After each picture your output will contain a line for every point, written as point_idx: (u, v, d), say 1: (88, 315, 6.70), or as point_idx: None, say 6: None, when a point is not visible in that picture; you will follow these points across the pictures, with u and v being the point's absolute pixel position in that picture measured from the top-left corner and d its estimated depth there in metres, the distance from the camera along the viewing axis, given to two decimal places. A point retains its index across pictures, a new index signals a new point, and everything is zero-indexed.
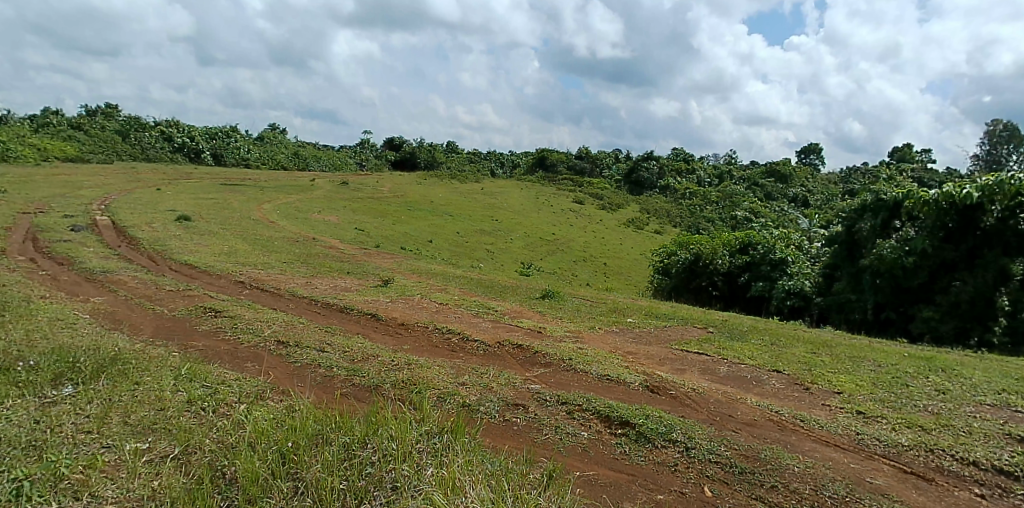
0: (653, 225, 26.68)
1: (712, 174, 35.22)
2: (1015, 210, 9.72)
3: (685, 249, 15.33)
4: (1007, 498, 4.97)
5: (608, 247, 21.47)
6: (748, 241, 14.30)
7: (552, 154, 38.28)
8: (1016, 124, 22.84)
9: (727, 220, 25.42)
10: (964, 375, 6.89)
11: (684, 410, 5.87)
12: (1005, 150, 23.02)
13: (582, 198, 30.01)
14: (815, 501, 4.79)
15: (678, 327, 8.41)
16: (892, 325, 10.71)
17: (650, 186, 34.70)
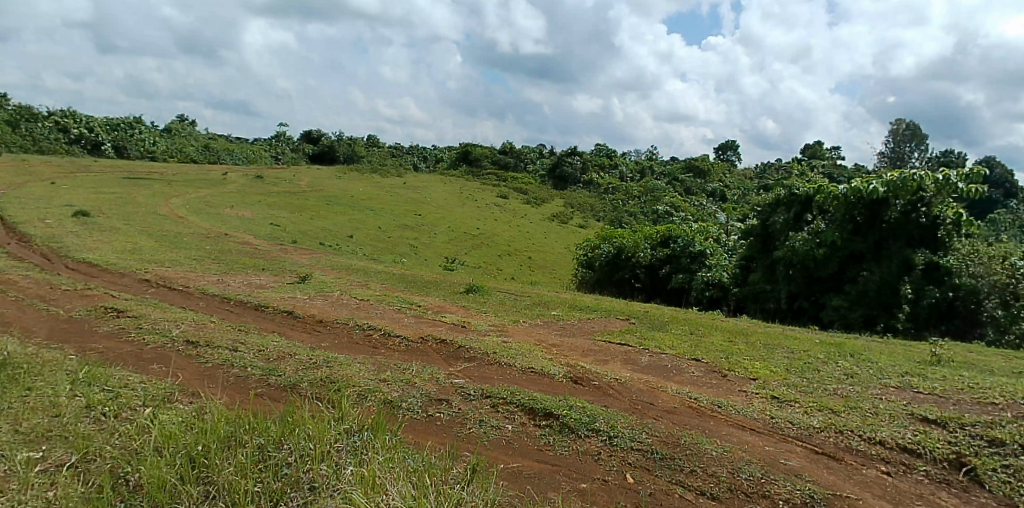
0: (577, 220, 27.02)
1: (634, 170, 35.81)
2: (916, 204, 10.43)
3: (608, 242, 15.50)
4: (910, 474, 5.29)
5: (532, 241, 21.61)
6: (669, 234, 14.61)
7: (477, 149, 38.12)
8: (918, 124, 24.33)
9: (649, 215, 25.86)
10: (871, 360, 7.26)
11: (606, 400, 5.94)
12: (908, 148, 24.50)
13: (506, 193, 30.10)
14: (733, 483, 4.94)
15: (602, 319, 8.53)
16: (804, 313, 11.29)
17: (574, 182, 34.82)
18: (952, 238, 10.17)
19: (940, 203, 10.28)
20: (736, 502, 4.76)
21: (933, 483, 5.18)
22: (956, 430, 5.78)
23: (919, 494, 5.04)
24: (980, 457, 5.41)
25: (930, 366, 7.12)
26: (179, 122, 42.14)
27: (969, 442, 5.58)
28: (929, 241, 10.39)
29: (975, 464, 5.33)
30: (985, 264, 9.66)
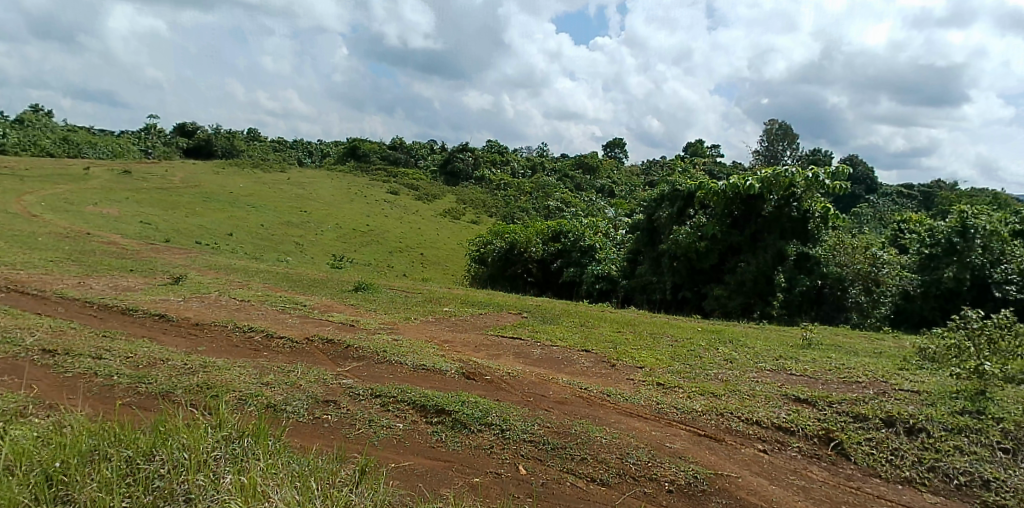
0: (470, 216, 27.02)
1: (526, 166, 35.65)
2: (788, 199, 11.15)
3: (500, 238, 15.46)
4: (785, 451, 5.68)
5: (424, 237, 21.43)
6: (560, 229, 14.83)
7: (367, 144, 37.25)
8: (789, 124, 26.00)
9: (541, 210, 25.73)
10: (748, 345, 7.74)
11: (499, 394, 6.00)
12: (780, 147, 26.32)
13: (398, 189, 29.53)
14: (621, 469, 5.12)
15: (494, 314, 8.62)
16: (688, 302, 11.94)
17: (465, 177, 34.45)
18: (820, 231, 11.10)
19: (809, 197, 11.08)
20: (625, 487, 4.94)
21: (804, 458, 5.59)
22: (824, 408, 6.27)
23: (793, 469, 5.42)
24: (846, 431, 5.90)
25: (801, 349, 7.68)
26: (36, 113, 38.41)
27: (836, 418, 6.06)
28: (800, 233, 11.24)
29: (842, 438, 5.80)
30: (850, 254, 10.70)
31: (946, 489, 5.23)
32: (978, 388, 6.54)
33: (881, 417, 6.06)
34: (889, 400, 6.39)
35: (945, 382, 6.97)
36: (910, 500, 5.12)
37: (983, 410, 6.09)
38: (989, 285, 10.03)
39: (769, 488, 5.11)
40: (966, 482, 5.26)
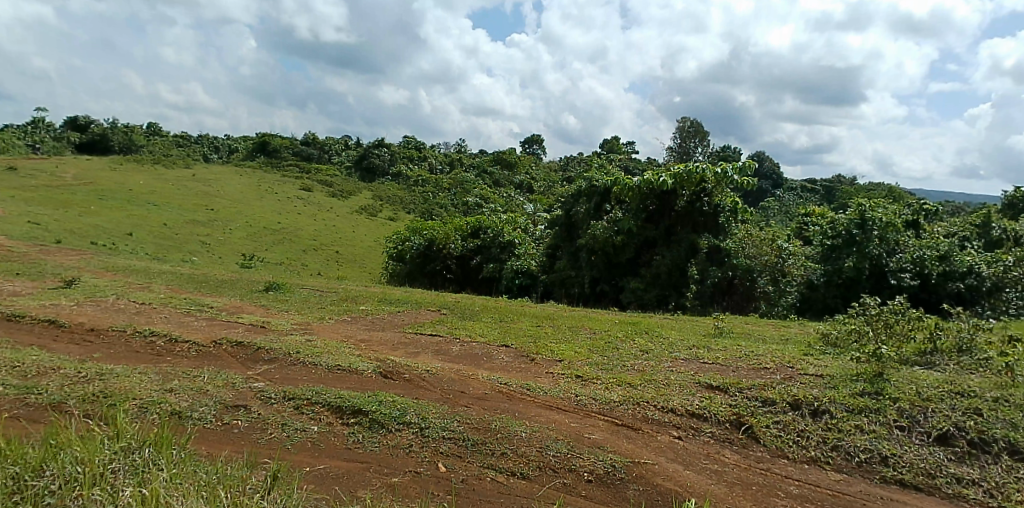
0: (387, 212, 26.64)
1: (444, 162, 35.90)
2: (699, 195, 11.81)
3: (418, 236, 15.36)
4: (699, 436, 5.91)
5: (339, 235, 21.07)
6: (479, 225, 14.86)
7: (276, 141, 35.46)
8: (700, 122, 27.13)
9: (459, 206, 25.58)
10: (663, 335, 8.03)
11: (417, 392, 5.97)
12: (692, 144, 27.30)
13: (310, 185, 28.59)
14: (540, 462, 5.20)
15: (412, 312, 8.58)
16: (606, 296, 12.27)
17: (382, 173, 33.71)
18: (730, 224, 11.79)
19: (718, 193, 11.76)
20: (545, 479, 5.01)
21: (716, 443, 5.83)
22: (735, 394, 6.55)
23: (706, 454, 5.64)
24: (755, 415, 6.19)
25: (712, 338, 8.01)
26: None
27: (746, 403, 6.35)
28: (711, 227, 11.89)
29: (751, 422, 6.08)
30: (757, 246, 11.38)
31: (849, 467, 5.57)
32: (876, 370, 6.93)
33: (788, 401, 6.39)
34: (796, 384, 6.74)
35: (846, 365, 7.38)
36: (816, 478, 5.41)
37: (881, 390, 6.51)
38: (885, 272, 10.71)
39: (685, 473, 5.30)
40: (866, 459, 5.62)
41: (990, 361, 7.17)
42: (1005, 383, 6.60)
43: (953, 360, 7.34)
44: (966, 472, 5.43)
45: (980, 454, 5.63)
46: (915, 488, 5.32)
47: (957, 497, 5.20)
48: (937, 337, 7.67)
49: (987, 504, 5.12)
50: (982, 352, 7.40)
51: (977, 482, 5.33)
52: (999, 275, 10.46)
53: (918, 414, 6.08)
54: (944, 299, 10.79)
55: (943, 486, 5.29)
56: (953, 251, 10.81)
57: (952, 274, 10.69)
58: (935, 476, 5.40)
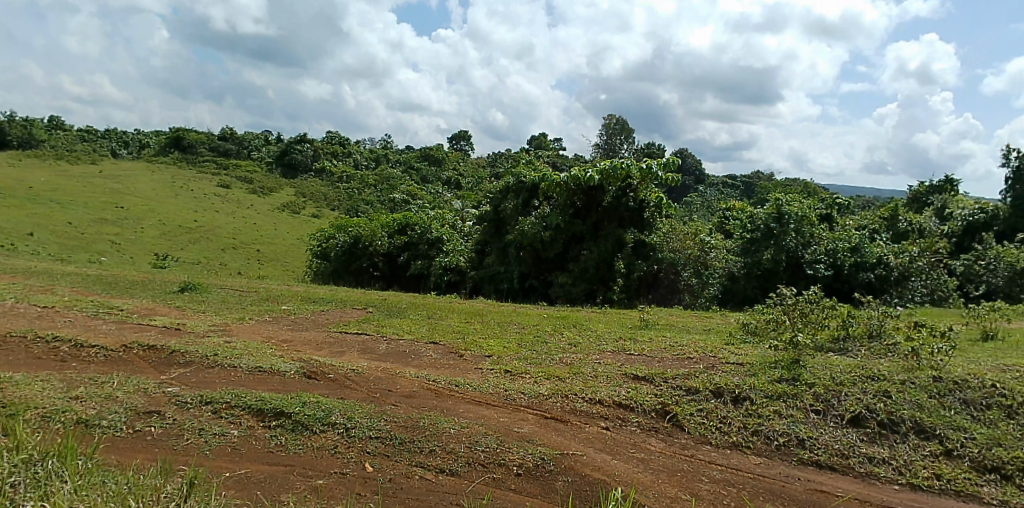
0: (310, 209, 25.98)
1: (369, 158, 34.96)
2: (625, 190, 12.10)
3: (343, 233, 14.94)
4: (626, 426, 6.07)
5: (261, 233, 20.49)
6: (406, 222, 14.69)
7: (190, 136, 33.70)
8: (625, 119, 27.75)
9: (385, 203, 25.24)
10: (590, 328, 8.25)
11: (342, 392, 5.90)
12: (618, 140, 27.96)
13: (229, 182, 27.53)
14: (470, 457, 5.21)
15: (337, 311, 8.50)
16: (534, 291, 12.46)
17: (305, 169, 32.73)
18: (654, 218, 12.21)
19: (643, 188, 12.12)
20: (474, 475, 5.03)
21: (643, 432, 6.00)
22: (660, 384, 6.74)
23: (633, 443, 5.80)
24: (679, 404, 6.39)
25: (639, 330, 8.25)
26: None
27: (671, 393, 6.55)
28: (637, 221, 12.29)
29: (676, 411, 6.28)
30: (682, 240, 11.85)
31: (769, 450, 5.82)
32: (792, 357, 7.26)
33: (710, 389, 6.62)
34: (718, 373, 6.99)
35: (765, 352, 7.72)
36: (737, 463, 5.63)
37: (798, 376, 6.83)
38: (800, 264, 11.19)
39: (613, 462, 5.43)
40: (784, 442, 5.89)
41: (898, 346, 7.58)
42: (911, 366, 7.03)
43: (864, 346, 7.76)
44: (876, 452, 5.77)
45: (889, 434, 5.99)
46: (830, 468, 5.61)
47: (868, 475, 5.52)
48: (849, 324, 8.07)
49: (895, 480, 5.46)
50: (890, 337, 7.83)
51: (887, 460, 5.67)
52: (904, 265, 11.33)
53: (832, 398, 6.42)
54: (855, 289, 11.40)
55: (855, 465, 5.62)
56: (863, 243, 11.41)
57: (863, 265, 11.26)
58: (848, 456, 5.72)
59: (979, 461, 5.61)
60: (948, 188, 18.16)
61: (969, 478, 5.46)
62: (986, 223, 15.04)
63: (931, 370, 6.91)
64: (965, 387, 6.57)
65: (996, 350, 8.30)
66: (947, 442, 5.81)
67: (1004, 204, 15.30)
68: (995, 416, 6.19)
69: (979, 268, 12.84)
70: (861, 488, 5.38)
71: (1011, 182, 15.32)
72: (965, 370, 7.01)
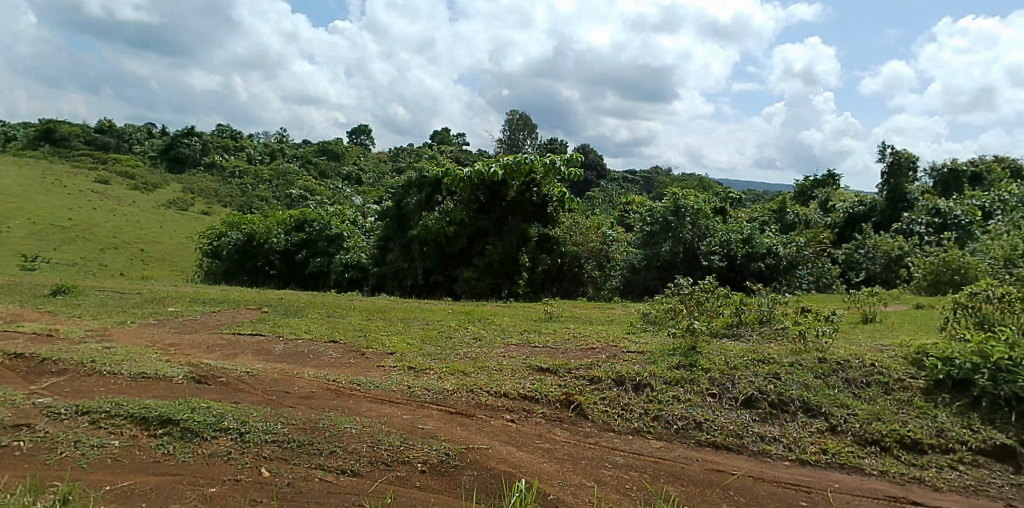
0: (200, 206, 24.73)
1: (263, 153, 33.89)
2: (529, 185, 12.32)
3: (236, 230, 14.50)
4: (530, 417, 6.17)
5: (144, 231, 19.39)
6: (303, 219, 14.44)
7: (64, 129, 31.07)
8: (528, 115, 28.60)
9: (282, 199, 24.18)
10: (495, 323, 8.41)
11: (236, 396, 5.74)
12: (521, 136, 28.60)
13: (108, 177, 25.69)
14: (372, 457, 5.13)
15: (230, 312, 8.24)
16: (439, 286, 12.55)
17: (194, 163, 31.13)
18: (558, 213, 12.41)
19: (547, 183, 12.41)
20: (376, 474, 4.95)
21: (548, 422, 6.12)
22: (564, 375, 6.89)
23: (538, 434, 5.89)
24: (583, 394, 6.56)
25: (543, 322, 8.46)
26: None
27: (575, 383, 6.70)
28: (541, 216, 12.45)
29: (580, 400, 6.44)
30: (583, 234, 12.12)
31: (668, 434, 6.07)
32: (689, 344, 7.59)
33: (613, 378, 6.83)
34: (619, 361, 7.23)
35: (665, 340, 8.05)
36: (639, 448, 5.84)
37: (694, 362, 7.16)
38: (697, 255, 12.15)
39: (518, 454, 5.47)
40: (683, 425, 6.16)
41: (787, 330, 8.07)
42: (799, 349, 7.53)
43: (756, 330, 8.23)
44: (768, 431, 6.13)
45: (780, 414, 6.37)
46: (726, 449, 5.91)
47: (761, 453, 5.84)
48: (741, 311, 8.53)
49: (786, 456, 5.80)
50: (779, 322, 8.32)
51: (778, 438, 6.04)
52: (792, 254, 12.29)
53: (727, 382, 6.76)
54: (747, 277, 12.36)
55: (749, 444, 5.95)
56: (754, 235, 12.46)
57: (754, 255, 12.27)
58: (742, 436, 6.04)
59: (861, 435, 6.05)
60: (831, 183, 19.58)
61: (852, 451, 5.88)
62: (865, 215, 16.46)
63: (817, 352, 7.40)
64: (847, 367, 7.08)
65: (874, 331, 9.03)
66: (831, 419, 6.25)
67: (881, 198, 16.50)
68: (874, 392, 6.69)
69: (858, 257, 13.99)
70: (754, 466, 5.68)
71: (887, 177, 16.43)
72: (847, 351, 7.56)
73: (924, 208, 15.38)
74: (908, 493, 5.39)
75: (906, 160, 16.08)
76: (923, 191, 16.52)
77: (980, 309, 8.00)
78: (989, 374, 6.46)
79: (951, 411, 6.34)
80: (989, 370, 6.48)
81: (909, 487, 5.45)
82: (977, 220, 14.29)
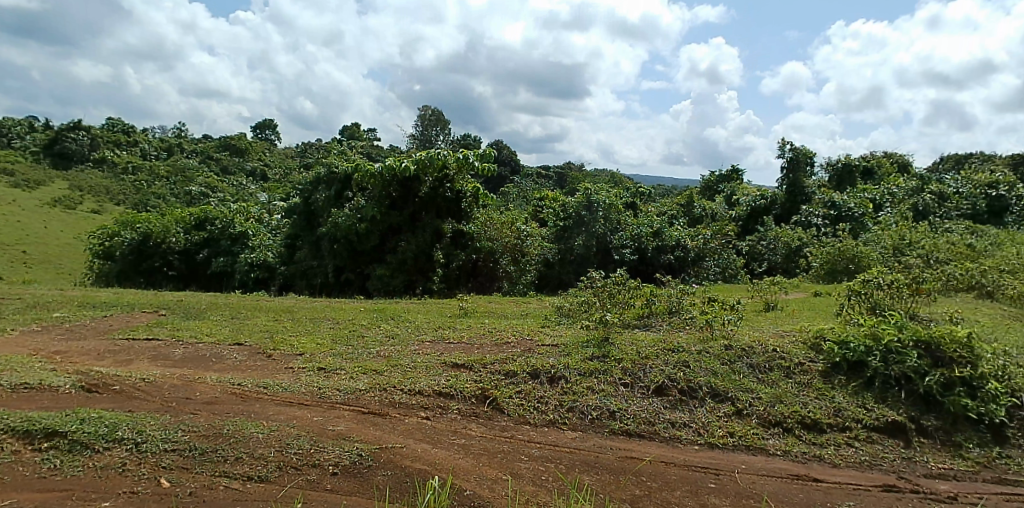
0: (90, 204, 23.19)
1: (159, 147, 32.20)
2: (442, 180, 12.35)
3: (131, 229, 13.75)
4: (446, 414, 6.18)
5: (23, 232, 17.99)
6: (204, 217, 14.00)
7: None
8: (440, 111, 28.67)
9: (180, 196, 23.15)
10: (408, 320, 8.41)
11: (131, 404, 5.49)
12: (434, 132, 28.56)
13: None
14: (281, 461, 4.99)
15: (123, 316, 7.84)
16: (350, 284, 12.33)
17: (81, 158, 29.15)
18: (471, 209, 12.58)
19: (460, 178, 12.51)
20: (285, 479, 4.81)
21: (463, 418, 6.14)
22: (479, 370, 6.94)
23: (454, 430, 5.91)
24: (499, 388, 6.63)
25: (458, 318, 8.52)
26: None
27: (490, 378, 6.77)
28: (454, 211, 12.58)
29: (495, 395, 6.50)
30: (498, 230, 12.22)
31: (583, 425, 6.23)
32: (603, 335, 7.84)
33: (528, 371, 6.93)
34: (534, 355, 7.36)
35: (579, 332, 8.28)
36: (554, 439, 5.96)
37: (607, 353, 7.38)
38: (609, 249, 12.54)
39: (433, 451, 5.47)
40: (597, 415, 6.34)
41: (694, 319, 8.44)
42: (706, 337, 7.90)
43: (665, 320, 8.53)
44: (678, 417, 6.40)
45: (689, 400, 6.66)
46: (638, 436, 6.13)
47: (672, 439, 6.09)
48: (652, 302, 8.84)
49: (696, 441, 6.08)
50: (687, 312, 8.68)
51: (688, 424, 6.31)
52: (699, 247, 13.09)
53: (639, 371, 7.00)
54: (657, 269, 13.00)
55: (661, 430, 6.20)
56: (664, 228, 13.05)
57: (664, 248, 12.89)
58: (654, 423, 6.28)
59: (765, 417, 6.40)
60: (734, 178, 20.57)
61: (757, 433, 6.22)
62: (766, 208, 17.33)
63: (723, 339, 7.79)
64: (751, 353, 7.47)
65: (776, 318, 9.56)
66: (738, 403, 6.58)
67: (780, 191, 17.52)
68: (776, 376, 7.09)
69: (762, 248, 14.79)
70: (665, 451, 5.91)
71: (786, 172, 17.57)
72: (750, 337, 7.99)
73: (820, 201, 16.39)
74: (808, 470, 5.72)
75: (803, 155, 17.34)
76: (819, 186, 17.74)
77: (873, 295, 8.59)
78: (880, 356, 6.97)
79: (846, 391, 6.80)
80: (880, 352, 7.00)
81: (809, 465, 5.80)
82: (867, 212, 15.62)
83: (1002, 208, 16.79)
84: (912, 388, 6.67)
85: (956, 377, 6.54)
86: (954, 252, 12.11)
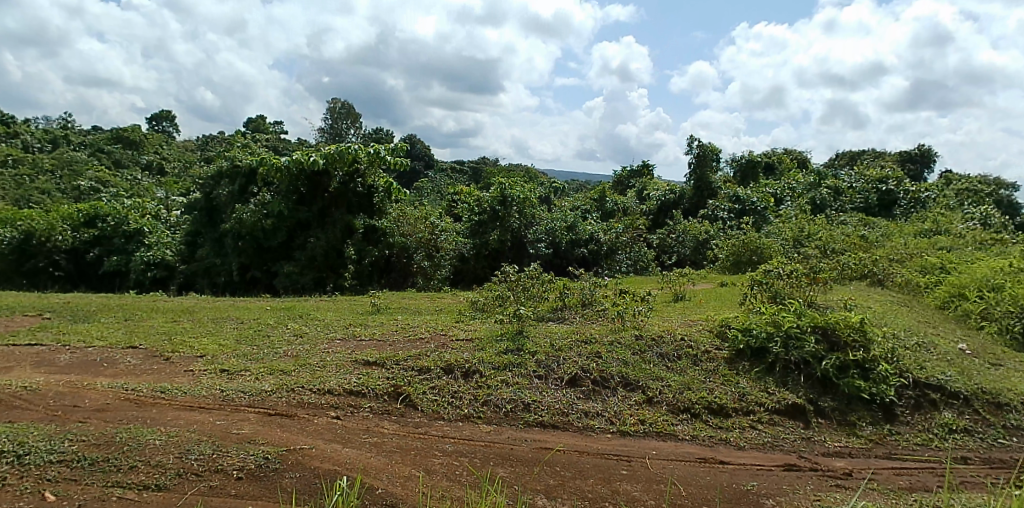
0: None
1: (43, 139, 29.88)
2: (352, 175, 12.14)
3: (9, 227, 12.74)
4: (358, 412, 6.12)
5: None
6: (95, 213, 13.15)
7: None
8: (350, 104, 28.02)
9: (68, 191, 21.62)
10: (317, 317, 8.26)
11: (10, 415, 5.16)
12: (344, 125, 27.93)
13: None
14: (180, 468, 4.80)
15: (3, 321, 7.32)
16: (258, 282, 11.93)
17: None
18: (384, 203, 12.49)
19: (372, 174, 12.31)
20: (185, 486, 4.63)
21: (376, 416, 6.11)
22: (391, 367, 6.91)
23: (366, 428, 5.86)
24: (412, 384, 6.62)
25: (369, 315, 8.44)
26: None
27: (403, 374, 6.75)
28: (366, 206, 12.43)
29: (408, 392, 6.50)
30: (412, 224, 12.25)
31: (497, 418, 6.32)
32: (516, 329, 8.01)
33: (442, 367, 6.96)
34: (448, 350, 7.38)
35: (492, 326, 8.41)
36: (470, 433, 6.03)
37: (521, 347, 7.50)
38: (524, 244, 13.15)
39: (344, 451, 5.41)
40: (511, 408, 6.45)
41: (606, 311, 8.72)
42: (618, 327, 8.19)
43: (579, 313, 8.76)
44: (591, 407, 6.60)
45: (601, 390, 6.88)
46: (552, 427, 6.29)
47: (585, 428, 6.29)
48: (565, 295, 9.06)
49: (608, 430, 6.30)
50: (599, 304, 8.94)
51: (600, 413, 6.53)
52: (611, 240, 13.50)
53: (552, 364, 7.16)
54: (570, 262, 13.52)
55: (574, 420, 6.38)
56: (577, 222, 13.56)
57: (578, 242, 13.43)
58: (568, 413, 6.46)
59: (674, 404, 6.70)
60: (644, 173, 21.28)
61: (666, 419, 6.51)
62: (675, 202, 18.07)
63: (634, 329, 8.11)
64: (660, 342, 7.80)
65: (684, 308, 9.98)
66: (648, 391, 6.85)
67: (688, 186, 18.31)
68: (684, 364, 7.43)
69: (671, 241, 15.36)
70: (578, 441, 6.08)
71: (694, 168, 18.24)
72: (659, 327, 8.35)
73: (726, 196, 17.20)
74: (715, 453, 6.04)
75: (709, 151, 18.04)
76: (724, 181, 18.54)
77: (773, 284, 9.12)
78: (780, 342, 7.42)
79: (750, 377, 7.22)
80: (780, 337, 7.45)
81: (715, 448, 6.13)
82: (769, 206, 16.36)
83: (891, 201, 18.02)
84: (810, 371, 7.16)
85: (850, 360, 7.07)
86: (848, 242, 12.98)
